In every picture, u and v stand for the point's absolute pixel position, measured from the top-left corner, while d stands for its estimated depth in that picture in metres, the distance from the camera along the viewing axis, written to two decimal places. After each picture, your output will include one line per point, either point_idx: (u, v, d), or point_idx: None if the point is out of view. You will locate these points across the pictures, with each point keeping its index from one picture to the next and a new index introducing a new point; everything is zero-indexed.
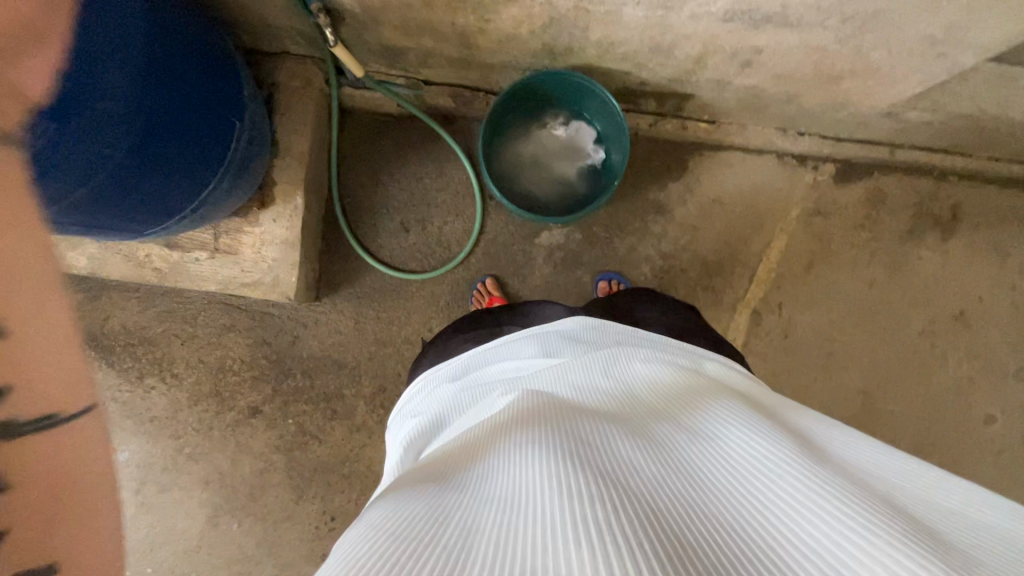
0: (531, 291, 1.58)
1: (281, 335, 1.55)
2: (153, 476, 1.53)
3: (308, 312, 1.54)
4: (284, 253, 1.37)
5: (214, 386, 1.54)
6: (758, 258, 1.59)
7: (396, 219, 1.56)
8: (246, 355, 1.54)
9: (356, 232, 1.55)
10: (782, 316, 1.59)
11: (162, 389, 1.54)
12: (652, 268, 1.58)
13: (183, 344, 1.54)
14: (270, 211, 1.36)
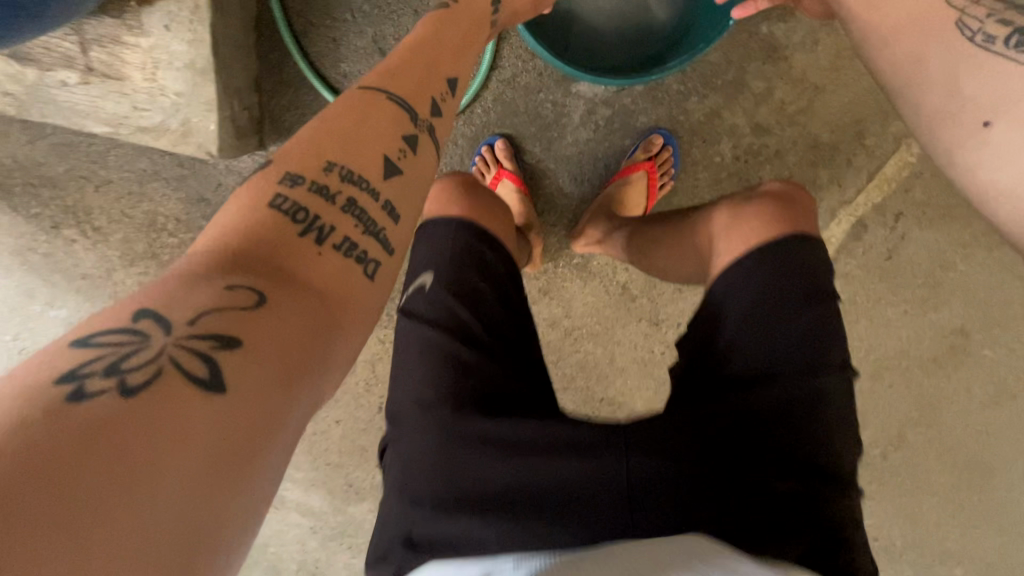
0: (557, 162, 1.12)
1: (222, 191, 1.18)
2: None
3: (253, 165, 1.13)
4: (189, 85, 0.90)
5: (148, 247, 1.23)
6: (892, 145, 1.09)
7: (366, 33, 1.03)
8: (181, 212, 1.20)
9: (308, 51, 1.04)
10: (898, 229, 1.16)
11: (86, 244, 1.24)
12: (735, 146, 1.09)
13: (98, 191, 1.19)
14: (159, 12, 0.86)
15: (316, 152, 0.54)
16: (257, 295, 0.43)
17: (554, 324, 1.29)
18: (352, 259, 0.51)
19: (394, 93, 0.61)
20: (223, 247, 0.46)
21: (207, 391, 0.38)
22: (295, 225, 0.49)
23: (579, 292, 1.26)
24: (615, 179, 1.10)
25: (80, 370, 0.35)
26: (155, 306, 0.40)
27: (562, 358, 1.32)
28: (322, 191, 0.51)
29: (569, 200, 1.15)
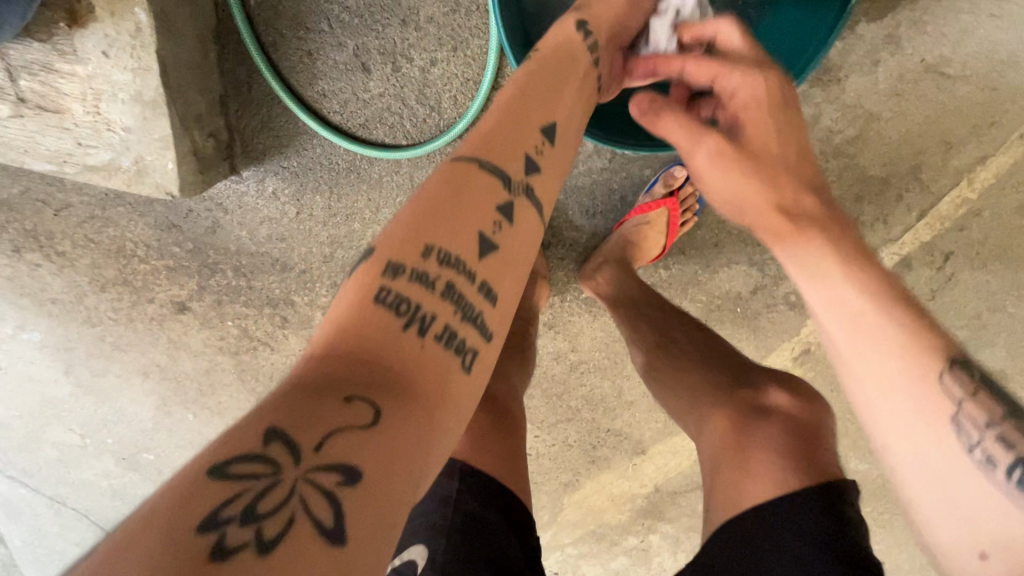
0: (568, 192, 1.01)
1: (193, 218, 1.06)
2: (79, 359, 1.27)
3: (227, 191, 1.01)
4: (139, 119, 0.77)
5: (118, 273, 1.13)
6: (951, 179, 0.95)
7: (347, 45, 0.89)
8: (150, 238, 1.09)
9: (280, 66, 0.90)
10: (946, 274, 1.02)
11: (51, 268, 1.14)
12: None
13: (56, 215, 1.08)
14: (94, 35, 0.73)
15: (414, 232, 0.48)
16: (374, 411, 0.40)
17: (559, 358, 1.20)
18: (453, 354, 0.46)
19: (487, 162, 0.53)
20: (329, 351, 0.42)
21: (334, 541, 0.34)
22: (400, 321, 0.44)
23: (587, 327, 1.16)
24: (631, 217, 1.00)
25: (224, 513, 0.34)
26: (279, 427, 0.37)
27: (568, 390, 1.24)
28: (423, 279, 0.46)
29: (578, 232, 1.05)
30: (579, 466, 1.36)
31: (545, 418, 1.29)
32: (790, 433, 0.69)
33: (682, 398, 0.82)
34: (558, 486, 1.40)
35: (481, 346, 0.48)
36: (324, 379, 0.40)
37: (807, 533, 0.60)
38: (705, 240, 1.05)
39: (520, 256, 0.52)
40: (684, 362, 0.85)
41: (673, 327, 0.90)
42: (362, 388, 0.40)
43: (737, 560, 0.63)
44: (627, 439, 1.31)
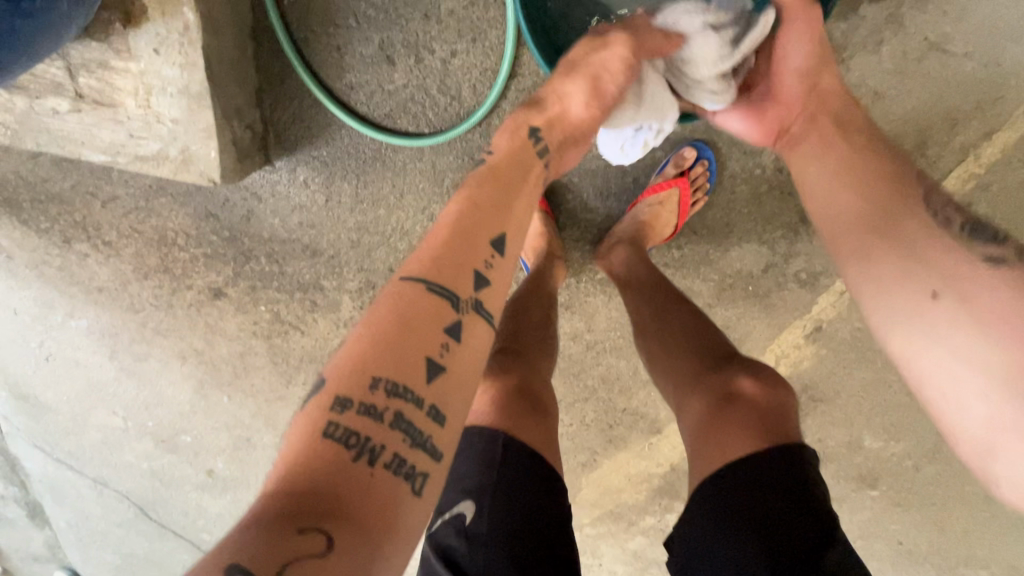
0: (582, 175, 1.07)
1: (229, 207, 1.13)
2: (123, 344, 1.34)
3: (261, 181, 1.08)
4: (186, 111, 0.84)
5: (160, 260, 1.21)
6: (957, 154, 0.97)
7: (373, 40, 0.95)
8: (190, 227, 1.16)
9: (311, 61, 0.96)
10: None
11: (98, 257, 1.22)
12: (778, 157, 1.01)
13: (104, 206, 1.16)
14: (146, 34, 0.79)
15: (360, 362, 0.48)
16: (325, 544, 0.41)
17: (576, 338, 1.24)
18: (404, 480, 0.46)
19: (436, 280, 0.54)
20: (279, 487, 0.43)
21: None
22: (348, 455, 0.45)
23: (602, 307, 1.21)
24: (645, 197, 1.05)
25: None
26: (233, 566, 0.39)
27: (584, 370, 1.28)
28: (369, 412, 0.47)
29: (593, 214, 1.10)
30: (596, 446, 1.40)
31: (563, 398, 1.33)
32: (767, 406, 0.68)
33: (661, 364, 0.83)
34: (576, 466, 1.44)
35: (433, 469, 0.48)
36: (275, 515, 0.41)
37: (783, 487, 0.62)
38: (716, 220, 1.09)
39: (473, 371, 0.53)
40: (678, 338, 0.83)
41: (670, 309, 0.87)
42: (312, 524, 0.41)
43: (712, 512, 0.64)
44: (643, 419, 1.35)
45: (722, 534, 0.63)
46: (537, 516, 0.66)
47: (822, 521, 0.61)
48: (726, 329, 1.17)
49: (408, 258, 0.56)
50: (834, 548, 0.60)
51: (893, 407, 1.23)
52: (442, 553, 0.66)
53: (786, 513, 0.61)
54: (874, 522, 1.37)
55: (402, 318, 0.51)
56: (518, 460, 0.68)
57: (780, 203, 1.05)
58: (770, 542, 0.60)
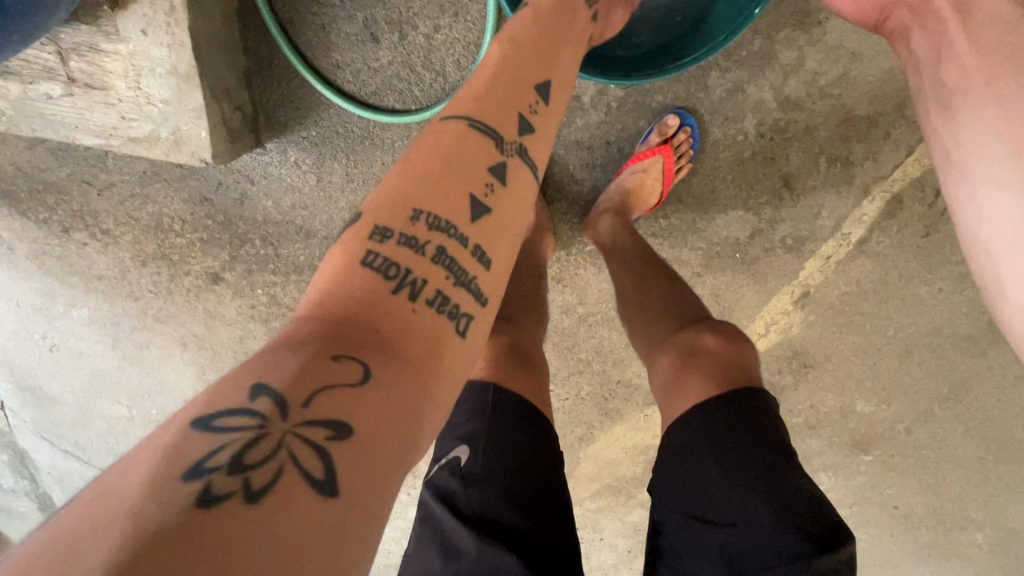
0: (568, 147, 1.08)
1: (223, 191, 1.15)
2: (124, 333, 1.36)
3: (252, 163, 1.10)
4: (176, 91, 0.86)
5: (158, 247, 1.23)
6: None
7: (357, 18, 0.96)
8: (185, 212, 1.18)
9: (297, 41, 0.98)
10: (935, 205, 1.07)
11: (97, 246, 1.24)
12: (760, 123, 1.03)
13: (100, 194, 1.18)
14: (134, 15, 0.81)
15: (403, 193, 0.52)
16: (364, 370, 0.44)
17: (568, 311, 1.26)
18: (447, 318, 0.50)
19: (478, 120, 0.57)
20: (322, 316, 0.46)
21: (322, 489, 0.38)
22: (389, 283, 0.49)
23: (593, 279, 1.23)
24: (629, 165, 1.06)
25: (211, 461, 0.37)
26: (273, 383, 0.41)
27: (577, 344, 1.30)
28: (412, 243, 0.51)
29: (580, 187, 1.13)
30: (593, 419, 1.42)
31: (558, 373, 1.35)
32: (734, 358, 0.70)
33: (641, 315, 0.84)
34: (573, 441, 1.46)
35: (476, 311, 0.52)
36: (317, 341, 0.44)
37: (748, 424, 0.64)
38: (700, 187, 1.10)
39: (511, 218, 0.56)
40: (650, 301, 0.85)
41: (648, 277, 0.89)
42: (353, 351, 0.44)
43: (681, 454, 0.67)
44: (638, 391, 1.37)
45: (690, 472, 0.66)
46: (530, 460, 0.69)
47: (780, 450, 0.64)
48: (716, 297, 1.18)
49: (451, 102, 0.60)
50: (793, 473, 0.63)
51: (882, 370, 1.25)
52: (438, 494, 0.68)
53: (750, 449, 0.63)
54: (870, 487, 1.39)
55: (442, 157, 0.54)
56: (512, 410, 0.70)
57: (764, 169, 1.06)
58: (737, 476, 0.63)
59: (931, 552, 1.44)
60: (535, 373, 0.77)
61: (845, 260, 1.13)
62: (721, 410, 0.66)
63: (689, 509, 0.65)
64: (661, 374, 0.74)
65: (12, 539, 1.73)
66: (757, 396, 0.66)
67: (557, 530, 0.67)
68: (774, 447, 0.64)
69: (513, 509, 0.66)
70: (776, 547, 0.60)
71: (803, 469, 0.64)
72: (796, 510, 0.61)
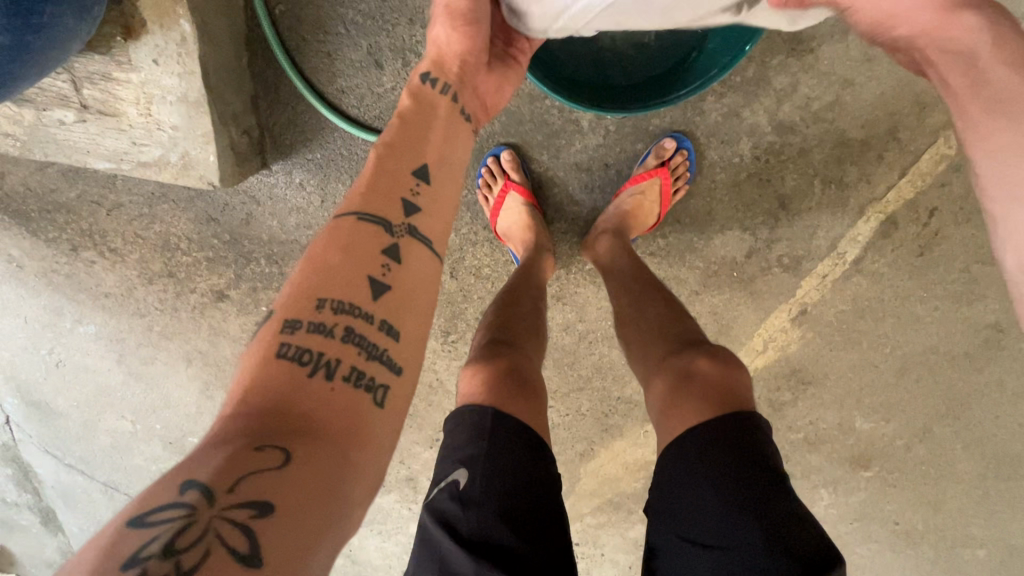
0: (567, 169, 1.11)
1: (229, 211, 1.17)
2: (130, 349, 1.38)
3: (258, 185, 1.12)
4: (185, 118, 0.88)
5: (164, 265, 1.25)
6: (927, 137, 1.03)
7: (361, 45, 0.99)
8: (191, 232, 1.20)
9: (303, 68, 1.00)
10: (928, 226, 1.09)
11: (105, 264, 1.27)
12: (755, 145, 1.05)
13: (109, 214, 1.20)
14: (146, 46, 0.83)
15: (310, 287, 0.55)
16: (283, 450, 0.46)
17: (568, 329, 1.27)
18: (364, 391, 0.53)
19: (368, 210, 0.60)
20: (241, 406, 0.49)
21: (250, 568, 0.41)
22: (303, 368, 0.52)
23: (592, 297, 1.24)
24: (628, 187, 1.09)
25: (140, 556, 0.39)
26: (195, 475, 0.43)
27: (577, 360, 1.32)
28: (321, 328, 0.54)
29: (579, 207, 1.15)
30: (593, 435, 1.43)
31: (558, 389, 1.36)
32: (730, 381, 0.71)
33: (637, 337, 0.86)
34: (574, 456, 1.47)
35: (394, 380, 0.55)
36: (237, 428, 0.47)
37: (742, 448, 0.65)
38: (698, 208, 1.12)
39: (416, 292, 0.60)
40: (646, 323, 0.86)
41: (645, 299, 0.90)
42: (270, 435, 0.47)
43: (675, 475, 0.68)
44: (638, 407, 1.38)
45: (685, 494, 0.67)
46: (528, 483, 0.70)
47: (774, 474, 0.65)
48: (713, 315, 1.20)
49: (346, 194, 0.63)
50: (786, 496, 0.64)
51: (880, 387, 1.26)
52: (438, 516, 0.69)
53: (745, 472, 0.65)
54: (870, 503, 1.39)
55: (341, 249, 0.58)
56: (511, 432, 0.72)
57: (760, 190, 1.08)
58: (730, 498, 0.64)
59: (932, 569, 1.44)
60: (534, 395, 0.79)
61: (841, 279, 1.15)
62: (715, 434, 0.67)
63: (685, 530, 0.66)
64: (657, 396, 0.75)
65: (15, 553, 1.74)
66: (751, 420, 0.67)
67: (556, 551, 0.68)
68: (768, 472, 0.65)
69: (512, 531, 0.67)
70: (768, 570, 0.61)
71: (795, 491, 0.66)
72: (789, 532, 0.62)
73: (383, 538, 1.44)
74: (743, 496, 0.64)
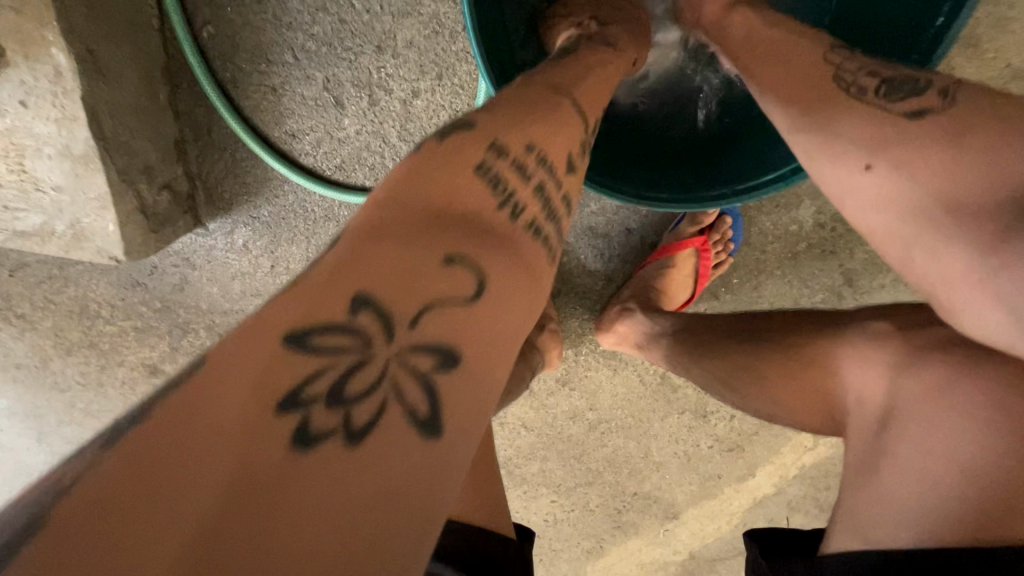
0: (579, 235, 0.87)
1: (159, 275, 0.95)
2: (50, 425, 1.15)
3: (192, 247, 0.90)
4: (70, 176, 0.66)
5: (84, 335, 1.02)
6: None
7: (315, 78, 0.77)
8: (114, 297, 0.98)
9: (238, 105, 0.78)
10: None
11: (11, 332, 1.04)
12: (819, 210, 0.82)
13: (11, 275, 0.98)
14: (7, 83, 0.61)
15: (512, 123, 0.43)
16: (475, 283, 0.35)
17: (576, 417, 1.05)
18: (545, 248, 0.41)
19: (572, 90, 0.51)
20: (413, 215, 0.36)
21: (426, 435, 0.30)
22: (497, 199, 0.40)
23: (606, 381, 1.01)
24: (654, 259, 0.87)
25: (304, 393, 0.28)
26: (373, 293, 0.32)
27: (586, 452, 1.09)
28: (523, 169, 0.41)
29: (593, 279, 0.91)
30: (602, 532, 1.20)
31: (562, 482, 1.13)
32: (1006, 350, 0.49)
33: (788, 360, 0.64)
34: (579, 554, 1.24)
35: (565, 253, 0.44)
36: (419, 240, 0.35)
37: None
38: (741, 283, 0.89)
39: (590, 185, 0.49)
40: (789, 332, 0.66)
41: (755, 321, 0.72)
42: (463, 255, 0.35)
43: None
44: (656, 504, 1.15)
45: None
46: None
47: None
48: None
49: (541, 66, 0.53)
50: None
51: None
52: None
53: None
54: None
55: (537, 107, 0.46)
56: None
57: (822, 265, 0.85)
58: None
59: None
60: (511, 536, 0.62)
61: None
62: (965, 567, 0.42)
63: None
64: (919, 384, 0.51)
65: None
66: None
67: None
68: None
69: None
70: None
71: None
72: None
73: None
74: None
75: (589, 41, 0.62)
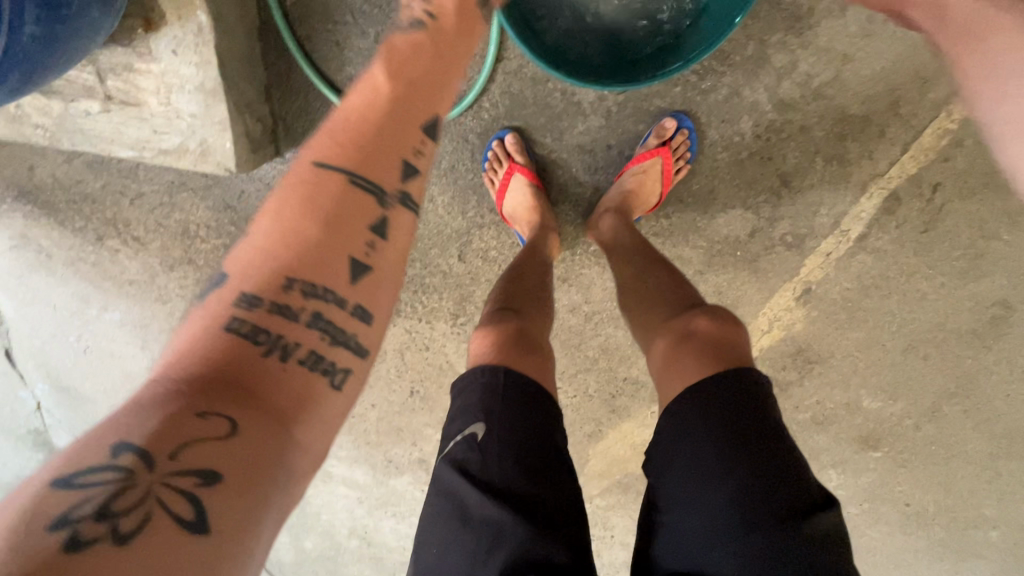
0: (570, 151, 1.15)
1: (246, 197, 1.23)
2: (153, 335, 1.42)
3: (273, 173, 1.17)
4: (202, 106, 0.92)
5: (184, 252, 1.30)
6: (929, 111, 1.05)
7: (369, 34, 1.02)
8: (209, 219, 1.25)
9: (312, 56, 1.04)
10: (932, 203, 1.10)
11: (128, 252, 1.32)
12: (755, 124, 1.07)
13: (132, 203, 1.27)
14: (165, 38, 0.88)
15: (272, 263, 0.49)
16: (228, 424, 0.43)
17: (574, 310, 1.30)
18: (318, 375, 0.48)
19: (360, 175, 0.53)
20: (178, 371, 0.45)
21: (192, 534, 0.39)
22: (256, 345, 0.47)
23: (597, 278, 1.27)
24: (630, 167, 1.11)
25: (74, 515, 0.38)
26: (131, 440, 0.41)
27: (584, 342, 1.34)
28: (284, 309, 0.48)
29: (582, 189, 1.19)
30: (601, 416, 1.45)
31: (565, 370, 1.38)
32: (722, 338, 0.72)
33: (636, 320, 0.87)
34: (582, 437, 1.48)
35: (354, 364, 0.50)
36: (179, 393, 0.43)
37: (752, 423, 0.65)
38: (700, 188, 1.15)
39: (396, 270, 0.54)
40: (648, 288, 0.89)
41: (646, 271, 0.92)
42: (214, 407, 0.43)
43: (690, 472, 0.66)
44: (644, 387, 1.40)
45: (687, 448, 0.67)
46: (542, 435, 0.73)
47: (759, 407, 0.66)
48: (718, 294, 1.20)
49: (314, 141, 0.55)
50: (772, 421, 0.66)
51: (887, 366, 1.26)
52: (452, 466, 0.71)
53: (730, 411, 0.66)
54: (881, 484, 1.38)
55: (301, 211, 0.51)
56: (527, 395, 0.74)
57: (760, 168, 1.10)
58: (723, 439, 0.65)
59: (945, 551, 1.42)
60: (541, 359, 0.81)
61: (845, 256, 1.15)
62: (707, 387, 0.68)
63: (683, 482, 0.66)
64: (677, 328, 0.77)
65: None
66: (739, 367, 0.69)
67: (570, 499, 0.71)
68: (751, 407, 0.66)
69: (532, 482, 0.69)
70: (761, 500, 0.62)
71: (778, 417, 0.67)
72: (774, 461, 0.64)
73: (398, 520, 1.44)
74: (786, 507, 0.62)
75: (375, 70, 0.61)
